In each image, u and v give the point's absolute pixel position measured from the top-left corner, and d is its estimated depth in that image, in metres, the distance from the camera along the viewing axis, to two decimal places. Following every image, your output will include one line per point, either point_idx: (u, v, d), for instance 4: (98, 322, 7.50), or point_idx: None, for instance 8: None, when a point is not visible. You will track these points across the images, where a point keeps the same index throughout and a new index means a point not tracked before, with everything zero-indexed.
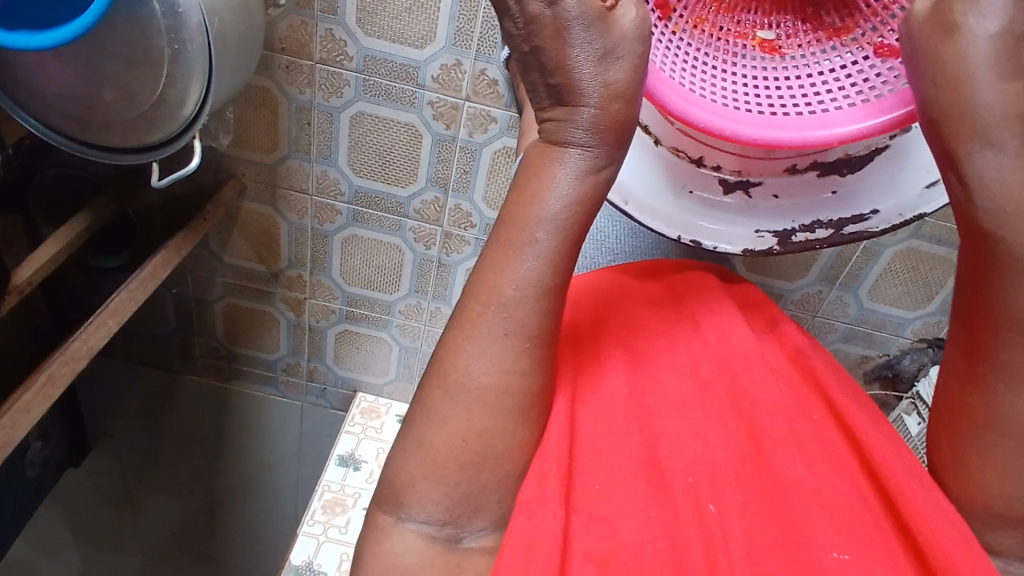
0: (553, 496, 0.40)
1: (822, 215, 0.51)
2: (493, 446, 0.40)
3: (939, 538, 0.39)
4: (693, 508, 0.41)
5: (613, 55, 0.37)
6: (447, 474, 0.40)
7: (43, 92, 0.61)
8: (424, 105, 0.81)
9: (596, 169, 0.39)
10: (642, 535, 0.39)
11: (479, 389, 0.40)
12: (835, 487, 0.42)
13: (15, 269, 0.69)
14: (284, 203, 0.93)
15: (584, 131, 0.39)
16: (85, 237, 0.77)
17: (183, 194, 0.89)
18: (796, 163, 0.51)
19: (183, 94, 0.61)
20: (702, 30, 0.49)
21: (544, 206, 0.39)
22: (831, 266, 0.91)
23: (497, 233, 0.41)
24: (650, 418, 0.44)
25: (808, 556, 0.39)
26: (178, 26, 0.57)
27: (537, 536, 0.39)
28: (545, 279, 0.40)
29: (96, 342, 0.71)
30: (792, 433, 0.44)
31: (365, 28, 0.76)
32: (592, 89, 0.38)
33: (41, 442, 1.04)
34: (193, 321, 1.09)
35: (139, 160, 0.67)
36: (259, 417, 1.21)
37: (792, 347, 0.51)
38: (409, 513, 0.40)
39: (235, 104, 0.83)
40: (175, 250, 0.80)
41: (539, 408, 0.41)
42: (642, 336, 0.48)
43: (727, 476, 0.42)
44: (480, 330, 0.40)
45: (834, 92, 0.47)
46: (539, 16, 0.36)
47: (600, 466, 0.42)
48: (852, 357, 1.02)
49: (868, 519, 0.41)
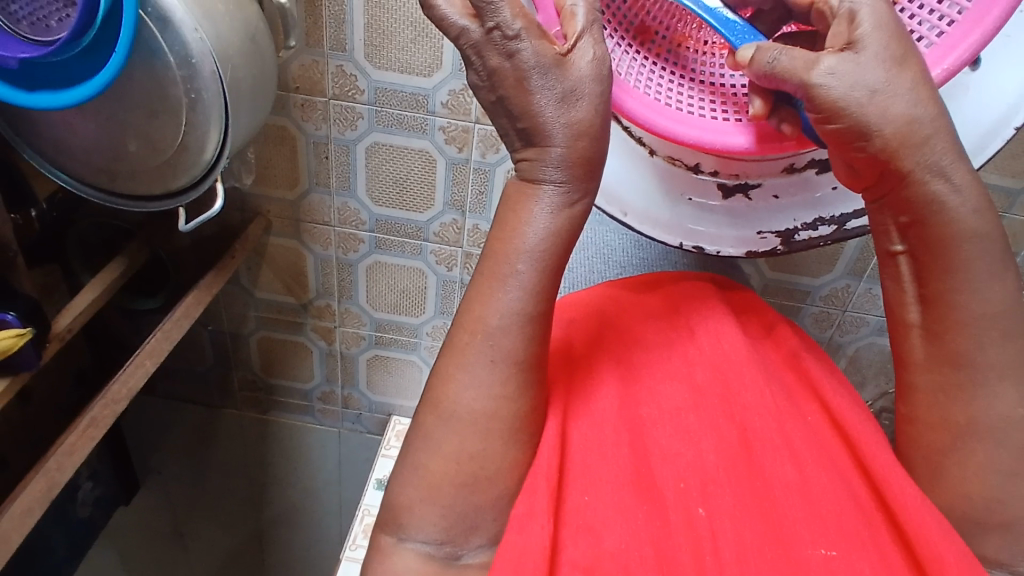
0: (541, 508, 0.43)
1: (824, 212, 0.50)
2: (485, 468, 0.44)
3: (920, 530, 0.41)
4: (682, 516, 0.43)
5: (573, 95, 0.40)
6: (444, 496, 0.44)
7: (68, 146, 0.66)
8: (435, 130, 0.84)
9: (570, 203, 0.43)
10: (628, 545, 0.42)
11: (469, 414, 0.44)
12: (822, 487, 0.44)
13: (55, 319, 0.74)
14: (309, 236, 0.96)
15: (555, 169, 0.42)
16: (120, 282, 0.82)
17: (211, 236, 0.93)
18: (793, 162, 0.50)
19: (201, 140, 0.64)
20: (687, 47, 0.49)
21: (523, 240, 0.43)
22: (857, 259, 0.90)
23: (482, 266, 0.45)
24: (642, 432, 0.47)
25: (793, 555, 0.41)
26: (193, 76, 0.60)
27: (525, 547, 0.42)
28: (527, 307, 0.43)
29: (135, 383, 0.72)
30: (780, 436, 0.46)
31: (373, 61, 0.79)
32: (557, 131, 0.41)
33: (91, 483, 1.08)
34: (230, 356, 1.12)
35: (165, 206, 0.70)
36: (299, 445, 1.23)
37: (789, 351, 0.53)
38: (409, 534, 0.44)
39: (255, 144, 0.87)
40: (207, 287, 0.82)
41: (528, 430, 0.45)
42: (636, 354, 0.50)
43: (717, 482, 0.44)
44: (469, 358, 0.44)
45: None
46: (501, 66, 0.40)
47: (589, 481, 0.45)
48: (888, 351, 0.99)
49: (856, 517, 0.43)
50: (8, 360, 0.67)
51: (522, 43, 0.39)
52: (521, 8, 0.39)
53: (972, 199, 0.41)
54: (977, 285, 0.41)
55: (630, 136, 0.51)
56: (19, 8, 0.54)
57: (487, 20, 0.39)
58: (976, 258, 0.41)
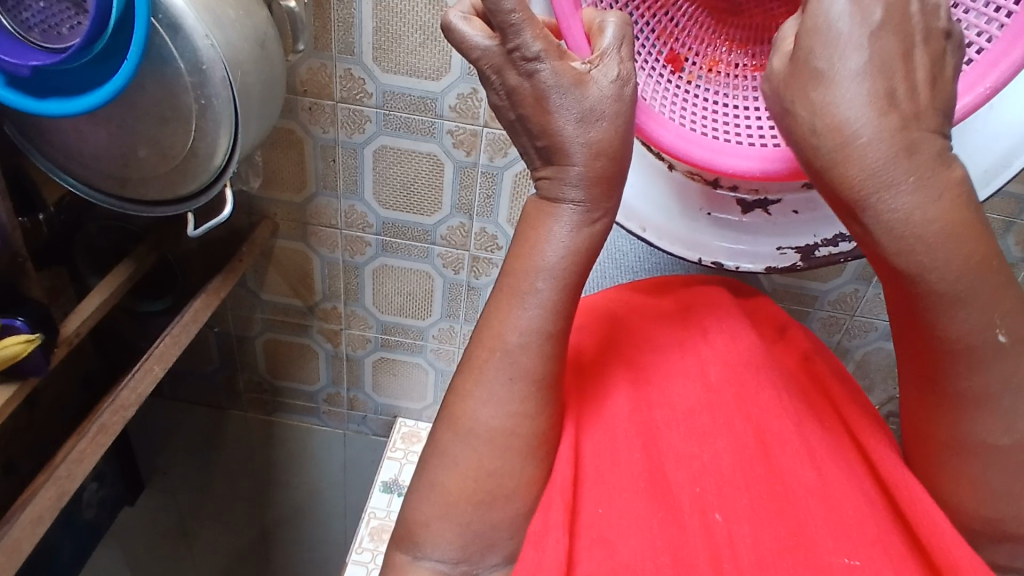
0: (556, 523, 0.44)
1: (845, 228, 0.49)
2: (502, 485, 0.44)
3: (940, 536, 0.42)
4: (698, 519, 0.44)
5: (591, 116, 0.40)
6: (460, 514, 0.44)
7: (78, 152, 0.65)
8: (443, 134, 0.84)
9: (590, 221, 0.43)
10: (645, 554, 0.43)
11: (487, 431, 0.44)
12: (839, 490, 0.45)
13: (63, 322, 0.74)
14: (316, 238, 0.95)
15: (575, 187, 0.42)
16: (128, 284, 0.83)
17: (220, 238, 0.93)
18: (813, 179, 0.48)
19: (212, 146, 0.64)
20: (718, 72, 0.49)
21: (542, 258, 0.43)
22: (865, 264, 0.90)
23: (501, 283, 0.45)
24: (655, 437, 0.47)
25: (814, 560, 0.43)
26: (204, 83, 0.60)
27: (541, 563, 0.43)
28: (545, 325, 0.44)
29: (144, 389, 0.71)
30: (799, 439, 0.47)
31: (382, 65, 0.79)
32: (575, 149, 0.41)
33: (95, 485, 1.08)
34: (235, 358, 1.12)
35: (177, 211, 0.70)
36: (304, 447, 1.23)
37: (800, 354, 0.54)
38: (424, 552, 0.45)
39: (262, 148, 0.87)
40: (214, 291, 0.82)
41: (546, 447, 0.45)
42: (648, 358, 0.51)
43: (733, 485, 0.45)
44: (486, 374, 0.44)
45: None
46: (518, 85, 0.40)
47: (604, 490, 0.45)
48: (896, 356, 0.99)
49: (874, 520, 0.44)
50: (18, 366, 0.67)
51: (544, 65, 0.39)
52: (541, 28, 0.38)
53: (948, 226, 0.36)
54: (957, 315, 0.38)
55: (652, 153, 0.50)
56: (31, 16, 0.55)
57: (507, 41, 0.38)
58: (953, 290, 0.37)
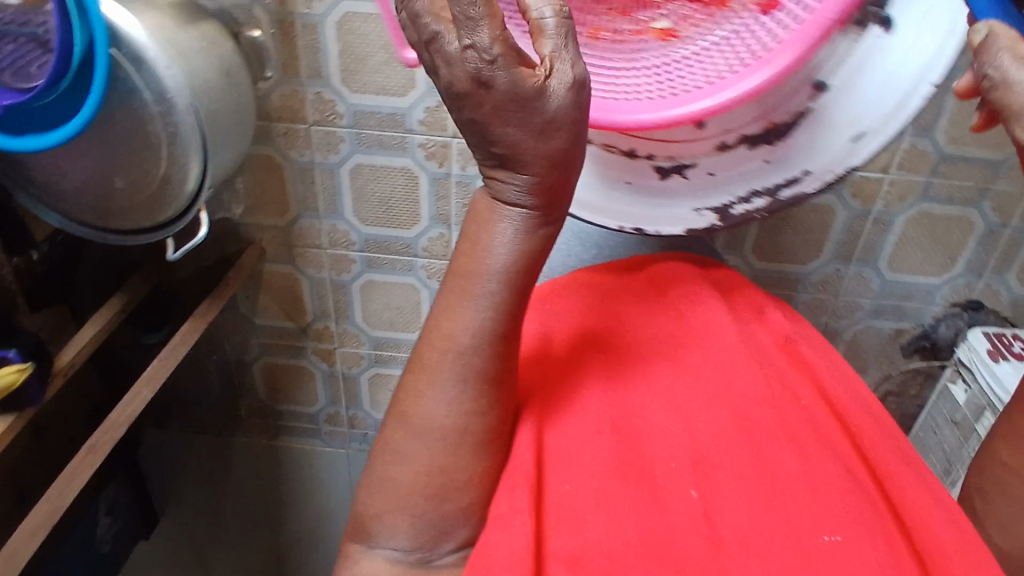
0: (523, 504, 0.45)
1: (757, 183, 0.53)
2: (455, 479, 0.46)
3: (923, 521, 0.45)
4: (675, 499, 0.45)
5: (550, 129, 0.40)
6: (412, 506, 0.46)
7: (58, 186, 0.69)
8: (415, 148, 0.87)
9: (535, 227, 0.44)
10: (615, 531, 0.44)
11: (440, 430, 0.46)
12: (816, 472, 0.46)
13: (59, 354, 0.77)
14: (302, 259, 0.98)
15: (522, 193, 0.43)
16: (122, 315, 0.86)
17: (209, 265, 0.97)
18: (724, 140, 0.52)
19: (183, 172, 0.67)
20: (600, 39, 0.50)
21: (489, 261, 0.44)
22: (844, 242, 0.91)
23: (449, 283, 0.46)
24: (634, 425, 0.50)
25: (794, 538, 0.42)
26: (170, 111, 0.63)
27: (511, 544, 0.43)
28: (494, 326, 0.45)
29: (133, 410, 0.73)
30: (777, 426, 0.49)
31: (350, 86, 0.82)
32: (530, 160, 0.41)
33: (109, 518, 1.10)
34: (236, 384, 1.15)
35: (154, 238, 0.73)
36: (308, 468, 1.24)
37: (783, 340, 0.59)
38: (378, 541, 0.47)
39: (243, 174, 0.90)
40: (202, 315, 0.85)
41: (495, 438, 0.47)
42: (626, 355, 0.55)
43: (709, 465, 0.47)
44: (438, 374, 0.45)
45: (730, 59, 0.48)
46: (458, 81, 0.38)
47: (574, 470, 0.47)
48: (886, 333, 0.99)
49: (856, 501, 0.44)
50: (14, 396, 0.69)
51: (494, 72, 0.37)
52: (502, 31, 0.36)
53: None
54: None
55: None
56: (3, 57, 0.58)
57: (461, 36, 0.36)
58: None
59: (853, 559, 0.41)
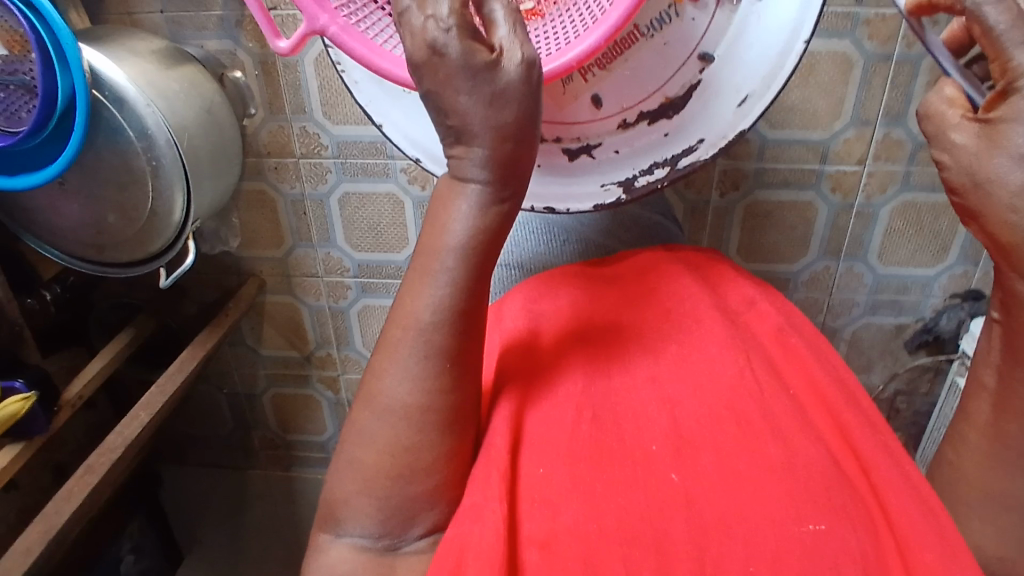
0: (494, 493, 0.40)
1: (658, 156, 0.51)
2: (420, 460, 0.44)
3: (904, 512, 0.38)
4: (654, 480, 0.40)
5: (500, 99, 0.41)
6: (378, 487, 0.44)
7: (58, 226, 0.74)
8: (398, 172, 0.90)
9: (497, 201, 0.44)
10: (588, 516, 0.38)
11: (404, 409, 0.44)
12: (808, 455, 0.40)
13: (68, 387, 0.81)
14: (301, 288, 1.02)
15: (479, 168, 0.43)
16: (129, 349, 0.90)
17: (213, 301, 1.02)
18: (625, 118, 0.51)
19: (169, 203, 0.71)
20: None
21: (450, 237, 0.44)
22: (829, 238, 0.90)
23: (414, 263, 0.46)
24: (614, 402, 0.45)
25: (778, 528, 0.37)
26: (151, 146, 0.68)
27: (475, 537, 0.38)
28: (456, 302, 0.44)
29: (130, 433, 0.77)
30: (767, 407, 0.43)
31: (331, 118, 0.87)
32: (483, 131, 0.41)
33: (133, 555, 1.09)
34: (248, 417, 1.18)
35: (148, 269, 0.77)
36: (322, 500, 1.25)
37: (775, 327, 0.49)
38: (346, 529, 0.44)
39: (239, 209, 0.95)
40: (200, 343, 0.89)
41: (463, 419, 0.45)
42: (604, 335, 0.50)
43: (693, 445, 0.41)
44: (402, 352, 0.44)
45: (575, 28, 0.47)
46: (417, 50, 0.40)
47: (546, 450, 0.42)
48: (887, 329, 0.97)
49: (843, 489, 0.39)
50: (21, 423, 0.73)
51: (448, 41, 0.39)
52: (460, 8, 0.39)
53: None
54: None
55: None
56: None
57: (424, 8, 0.39)
58: None
59: (837, 552, 0.36)
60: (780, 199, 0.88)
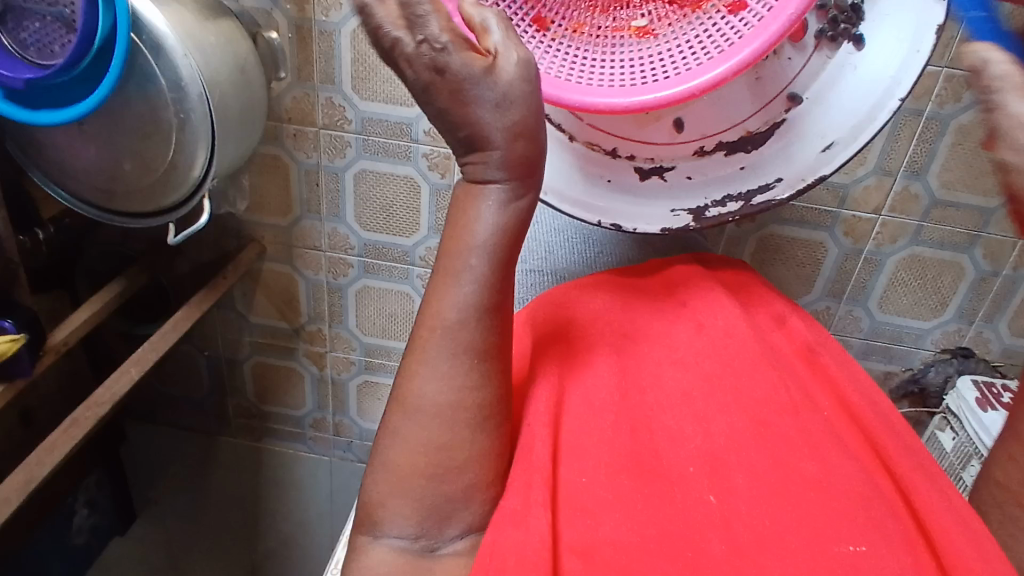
0: (537, 500, 0.42)
1: (732, 189, 0.54)
2: (453, 459, 0.44)
3: (944, 530, 0.41)
4: (692, 499, 0.42)
5: (506, 101, 0.41)
6: (413, 489, 0.43)
7: (71, 168, 0.71)
8: (418, 157, 0.88)
9: (515, 198, 0.44)
10: (629, 530, 0.40)
11: (434, 407, 0.44)
12: (841, 475, 0.42)
13: (54, 332, 0.78)
14: (301, 260, 0.99)
15: (498, 169, 0.43)
16: (118, 301, 0.87)
17: (209, 261, 0.99)
18: (703, 145, 0.54)
19: (190, 158, 0.69)
20: (582, 33, 0.51)
21: (473, 236, 0.44)
22: (834, 279, 0.92)
23: (437, 266, 0.45)
24: (646, 418, 0.47)
25: (820, 545, 0.38)
26: (183, 98, 0.65)
27: (523, 542, 0.40)
28: (482, 298, 0.44)
29: (118, 389, 0.74)
30: (798, 426, 0.45)
31: (360, 93, 0.85)
32: (497, 135, 0.42)
33: (87, 510, 1.09)
34: (225, 383, 1.15)
35: (160, 221, 0.74)
36: (291, 475, 1.23)
37: (803, 343, 0.53)
38: (383, 530, 0.44)
39: (250, 172, 0.92)
40: (196, 304, 0.87)
41: (495, 419, 0.45)
42: (637, 346, 0.51)
43: (728, 463, 0.43)
44: (429, 354, 0.44)
45: (698, 54, 0.48)
46: (421, 76, 0.40)
47: (586, 461, 0.44)
48: (876, 374, 0.99)
49: (882, 508, 0.40)
50: (6, 366, 0.70)
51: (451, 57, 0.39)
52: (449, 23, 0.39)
53: None
54: None
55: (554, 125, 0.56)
56: (29, 36, 0.61)
57: (415, 33, 0.38)
58: None
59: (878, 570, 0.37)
60: (794, 236, 0.89)
